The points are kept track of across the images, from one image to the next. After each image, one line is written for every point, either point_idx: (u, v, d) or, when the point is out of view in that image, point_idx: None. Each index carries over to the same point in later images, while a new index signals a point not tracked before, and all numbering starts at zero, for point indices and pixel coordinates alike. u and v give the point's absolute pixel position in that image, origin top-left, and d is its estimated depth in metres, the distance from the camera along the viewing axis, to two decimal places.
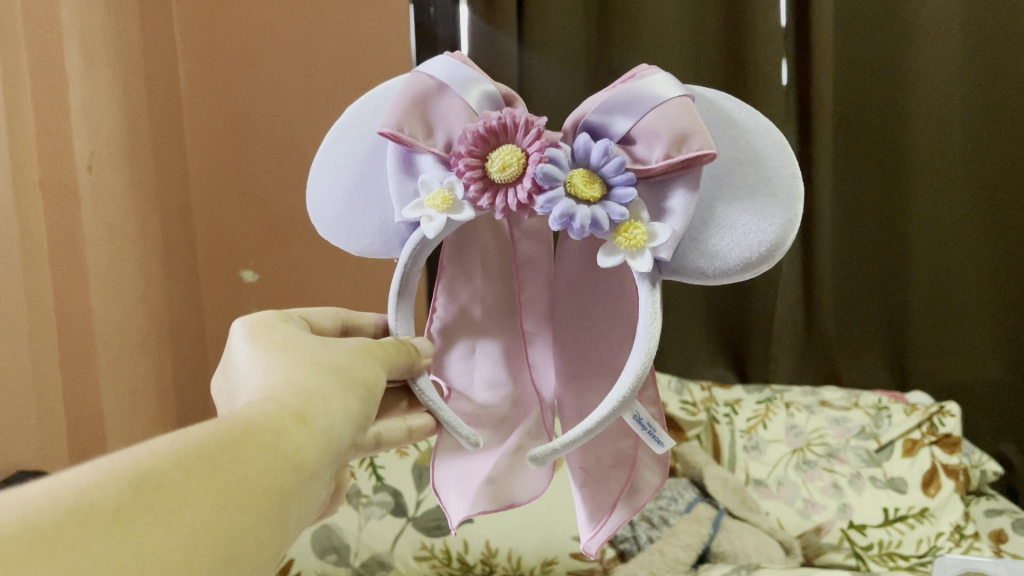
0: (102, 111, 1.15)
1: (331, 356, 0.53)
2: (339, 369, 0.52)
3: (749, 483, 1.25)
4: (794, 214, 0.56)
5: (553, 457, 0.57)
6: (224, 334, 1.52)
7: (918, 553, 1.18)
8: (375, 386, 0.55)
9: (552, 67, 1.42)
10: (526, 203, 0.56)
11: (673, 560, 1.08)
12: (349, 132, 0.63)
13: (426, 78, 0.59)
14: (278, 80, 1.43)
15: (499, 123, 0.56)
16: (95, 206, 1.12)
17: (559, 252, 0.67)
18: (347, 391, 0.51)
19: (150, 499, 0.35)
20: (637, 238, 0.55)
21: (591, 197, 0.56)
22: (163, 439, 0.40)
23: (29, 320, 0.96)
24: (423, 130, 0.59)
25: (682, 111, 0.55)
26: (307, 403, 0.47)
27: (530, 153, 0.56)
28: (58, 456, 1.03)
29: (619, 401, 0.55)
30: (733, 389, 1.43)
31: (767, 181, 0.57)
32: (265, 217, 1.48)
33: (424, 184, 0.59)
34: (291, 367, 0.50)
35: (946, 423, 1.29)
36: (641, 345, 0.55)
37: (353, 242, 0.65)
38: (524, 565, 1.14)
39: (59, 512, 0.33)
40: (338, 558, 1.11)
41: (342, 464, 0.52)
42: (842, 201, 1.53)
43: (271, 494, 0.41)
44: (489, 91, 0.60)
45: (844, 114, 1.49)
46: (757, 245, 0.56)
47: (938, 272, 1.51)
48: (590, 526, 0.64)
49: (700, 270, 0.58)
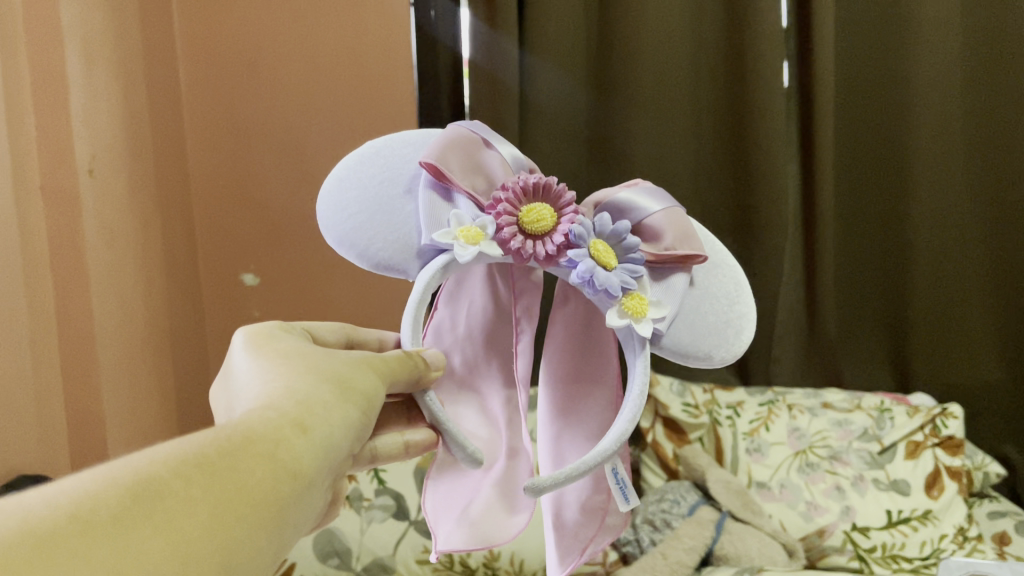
0: (103, 112, 1.14)
1: (331, 366, 0.53)
2: (338, 380, 0.52)
3: (751, 486, 1.24)
4: (751, 317, 0.63)
5: (552, 488, 0.53)
6: (224, 336, 1.52)
7: (922, 556, 1.17)
8: (374, 397, 0.54)
9: (551, 68, 1.41)
10: (553, 255, 0.60)
11: (676, 562, 1.07)
12: (375, 161, 0.65)
13: (470, 133, 0.65)
14: (278, 83, 1.43)
15: (535, 184, 0.62)
16: (96, 209, 1.12)
17: (553, 318, 0.69)
18: (348, 403, 0.51)
19: (150, 508, 0.35)
20: (642, 305, 0.59)
21: (609, 263, 0.60)
22: (163, 446, 0.40)
23: (30, 325, 0.96)
24: (463, 171, 0.63)
25: (677, 219, 0.64)
26: (307, 411, 0.47)
27: (563, 217, 0.61)
28: (58, 459, 1.03)
29: (614, 444, 0.55)
30: (734, 391, 1.41)
31: (734, 287, 0.64)
32: (265, 221, 1.48)
33: (458, 217, 0.60)
34: (291, 377, 0.50)
35: (949, 425, 1.29)
36: (631, 409, 0.56)
37: (367, 256, 0.62)
38: (526, 568, 1.15)
39: (58, 520, 0.32)
40: (341, 563, 1.12)
41: (340, 474, 0.51)
42: (842, 203, 1.53)
43: (268, 503, 0.40)
44: (519, 158, 0.67)
45: (845, 116, 1.49)
46: (731, 334, 0.62)
47: (939, 273, 1.50)
48: (558, 568, 0.64)
49: (686, 349, 0.61)
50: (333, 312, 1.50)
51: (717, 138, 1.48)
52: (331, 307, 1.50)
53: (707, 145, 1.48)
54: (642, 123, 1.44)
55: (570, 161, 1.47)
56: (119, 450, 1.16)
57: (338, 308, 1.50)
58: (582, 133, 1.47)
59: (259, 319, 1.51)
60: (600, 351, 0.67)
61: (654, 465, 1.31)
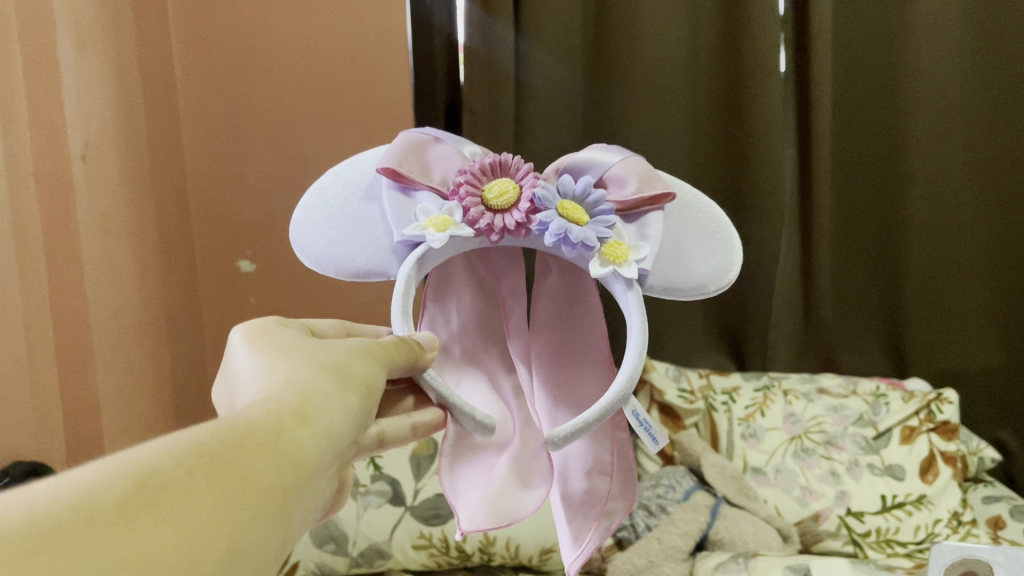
0: (95, 98, 1.14)
1: (330, 356, 0.53)
2: (335, 368, 0.52)
3: (747, 471, 1.24)
4: (735, 242, 0.64)
5: (571, 440, 0.55)
6: (220, 323, 1.53)
7: (916, 540, 1.18)
8: (375, 384, 0.54)
9: (547, 57, 1.40)
10: (523, 224, 0.61)
11: (672, 548, 1.09)
12: (337, 181, 0.67)
13: (420, 135, 0.67)
14: (273, 67, 1.42)
15: (492, 163, 0.64)
16: (88, 195, 1.10)
17: (534, 291, 0.73)
18: (347, 394, 0.51)
19: (154, 497, 0.35)
20: (622, 251, 0.60)
21: (580, 220, 0.61)
22: (165, 438, 0.40)
23: (26, 317, 0.97)
24: (420, 171, 0.64)
25: (639, 164, 0.65)
26: (307, 399, 0.47)
27: (524, 186, 0.63)
28: (55, 446, 1.03)
29: (628, 383, 0.56)
30: (730, 375, 1.41)
31: (711, 218, 0.66)
32: (261, 206, 1.48)
33: (424, 210, 0.62)
34: (289, 369, 0.50)
35: (944, 411, 1.29)
36: (632, 347, 0.57)
37: (344, 267, 0.64)
38: (521, 552, 1.19)
39: (63, 510, 0.32)
40: (337, 548, 1.15)
41: (344, 463, 0.51)
42: (840, 190, 1.52)
43: (273, 491, 0.40)
44: (474, 151, 0.68)
45: (843, 101, 1.48)
46: (717, 263, 0.64)
47: (938, 258, 1.50)
48: (573, 548, 0.65)
49: (674, 285, 0.63)
50: (329, 298, 1.50)
51: (715, 125, 1.48)
52: (327, 293, 1.50)
53: (703, 132, 1.48)
54: (641, 108, 1.43)
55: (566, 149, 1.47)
56: (116, 437, 1.17)
57: (335, 296, 1.50)
58: (578, 122, 1.46)
59: (256, 305, 1.51)
60: (582, 311, 0.71)
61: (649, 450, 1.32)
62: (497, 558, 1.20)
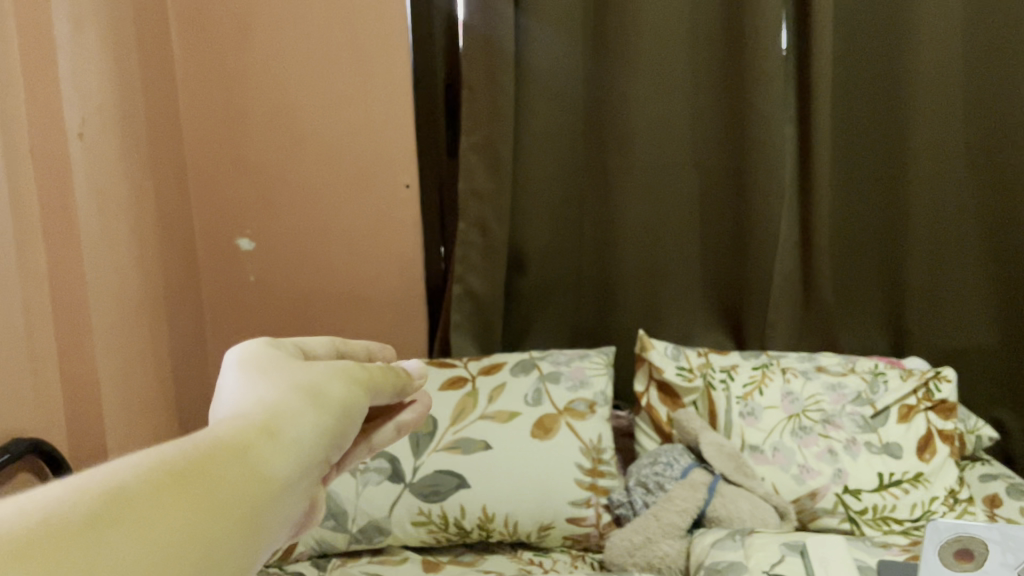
0: (91, 73, 1.12)
1: (308, 377, 0.50)
2: (312, 390, 0.49)
3: (744, 449, 1.24)
4: None
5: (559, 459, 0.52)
6: (220, 301, 1.53)
7: (912, 518, 1.18)
8: (352, 408, 0.51)
9: (547, 34, 1.40)
10: None
11: (668, 525, 1.11)
12: None
13: None
14: (273, 45, 1.42)
15: None
16: (86, 172, 1.09)
17: None
18: (320, 416, 0.47)
19: (118, 520, 0.33)
20: None
21: None
22: (136, 453, 0.38)
23: (24, 295, 0.97)
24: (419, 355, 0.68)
25: None
26: (275, 416, 0.45)
27: None
28: (54, 423, 1.04)
29: None
30: (729, 354, 1.39)
31: None
32: (260, 185, 1.48)
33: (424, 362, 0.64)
34: (267, 389, 0.48)
35: (942, 389, 1.29)
36: None
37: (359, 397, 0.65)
38: (520, 529, 1.20)
39: (28, 530, 0.30)
40: (336, 525, 1.18)
41: (314, 485, 0.48)
42: (841, 170, 1.51)
43: (243, 515, 0.38)
44: None
45: (843, 80, 1.47)
46: None
47: (937, 238, 1.50)
48: None
49: None
50: (329, 275, 1.52)
51: (715, 103, 1.47)
52: (328, 270, 1.52)
53: (705, 111, 1.48)
54: (641, 87, 1.43)
55: (566, 127, 1.47)
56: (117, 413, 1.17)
57: (335, 272, 1.52)
58: (578, 98, 1.46)
59: (255, 283, 1.52)
60: None
61: (647, 428, 1.35)
62: (495, 535, 1.21)
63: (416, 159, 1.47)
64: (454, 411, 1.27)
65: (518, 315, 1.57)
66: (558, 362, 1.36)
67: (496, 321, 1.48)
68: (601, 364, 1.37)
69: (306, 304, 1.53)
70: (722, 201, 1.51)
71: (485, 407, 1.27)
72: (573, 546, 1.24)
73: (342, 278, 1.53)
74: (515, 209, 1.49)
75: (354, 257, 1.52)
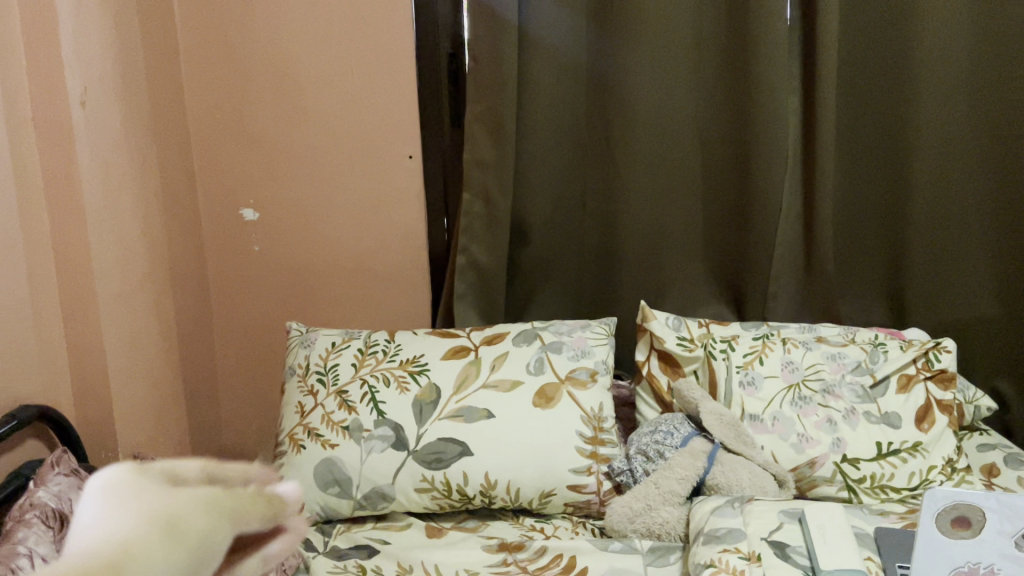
0: (92, 41, 1.11)
1: (162, 511, 0.45)
2: (168, 522, 0.44)
3: (744, 419, 1.25)
4: None
5: None
6: (225, 270, 1.54)
7: (909, 486, 1.20)
8: (218, 542, 0.45)
9: (549, 4, 1.40)
10: None
11: (668, 492, 1.15)
12: None
13: None
14: (275, 15, 1.42)
15: None
16: (89, 141, 1.07)
17: None
18: (175, 558, 0.42)
19: None
20: None
21: None
22: None
23: (22, 266, 0.98)
24: None
25: None
26: (125, 553, 0.40)
27: None
28: (59, 390, 1.05)
29: None
30: (730, 324, 1.40)
31: None
32: (264, 156, 1.49)
33: None
34: (110, 526, 0.43)
35: (942, 359, 1.29)
36: None
37: None
38: (522, 495, 1.22)
39: None
40: (341, 491, 1.20)
41: None
42: (843, 141, 1.51)
43: None
44: None
45: (849, 49, 1.46)
46: None
47: (939, 210, 1.49)
48: None
49: None
50: (333, 247, 1.53)
51: (718, 72, 1.46)
52: (332, 242, 1.53)
53: (709, 81, 1.46)
54: (644, 56, 1.43)
55: (569, 97, 1.47)
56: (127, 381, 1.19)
57: (338, 243, 1.53)
58: (581, 68, 1.46)
59: (260, 253, 1.53)
60: None
61: (648, 397, 1.36)
62: (498, 502, 1.23)
63: (419, 129, 1.47)
64: (457, 380, 1.27)
65: (521, 285, 1.58)
66: (560, 332, 1.36)
67: (499, 292, 1.49)
68: (603, 334, 1.37)
69: (310, 274, 1.55)
70: (725, 173, 1.50)
71: (488, 375, 1.28)
72: (574, 512, 1.25)
73: (346, 249, 1.53)
74: (518, 180, 1.50)
75: (358, 228, 1.52)
